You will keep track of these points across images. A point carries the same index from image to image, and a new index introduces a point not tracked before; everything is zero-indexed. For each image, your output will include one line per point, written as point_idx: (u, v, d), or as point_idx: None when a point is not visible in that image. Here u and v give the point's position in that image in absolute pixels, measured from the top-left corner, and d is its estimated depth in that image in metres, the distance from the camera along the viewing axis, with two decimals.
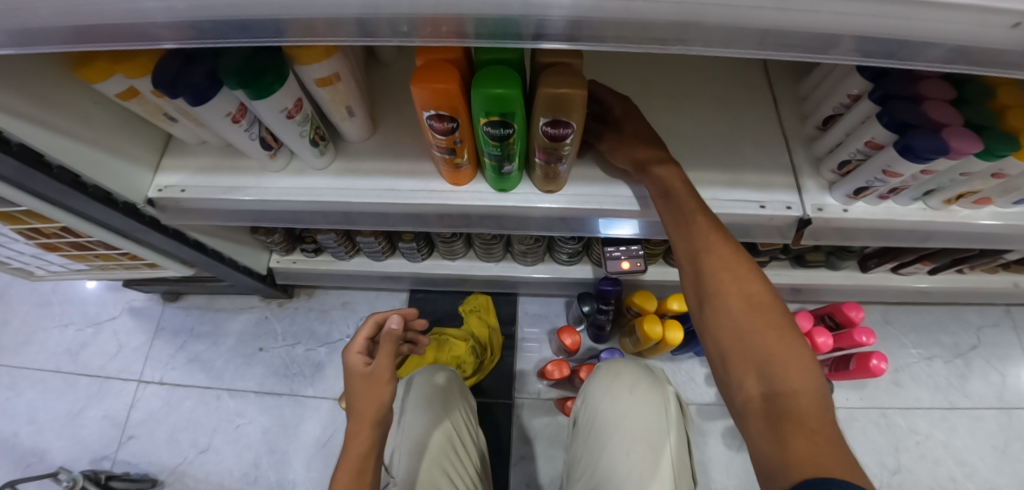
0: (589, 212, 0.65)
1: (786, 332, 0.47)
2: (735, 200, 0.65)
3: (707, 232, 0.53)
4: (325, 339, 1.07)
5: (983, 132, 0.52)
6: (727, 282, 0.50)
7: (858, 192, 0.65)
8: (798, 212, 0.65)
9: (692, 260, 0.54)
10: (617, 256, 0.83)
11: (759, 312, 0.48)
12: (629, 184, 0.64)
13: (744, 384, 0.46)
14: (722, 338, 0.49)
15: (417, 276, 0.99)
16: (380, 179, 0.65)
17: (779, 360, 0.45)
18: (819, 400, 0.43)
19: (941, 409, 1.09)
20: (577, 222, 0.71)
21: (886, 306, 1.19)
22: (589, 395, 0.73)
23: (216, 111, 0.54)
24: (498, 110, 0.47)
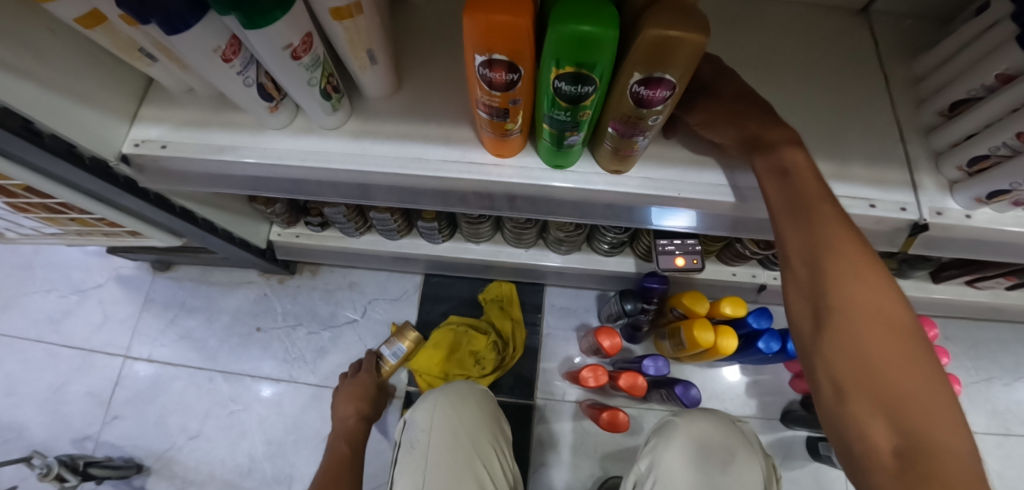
0: (659, 200, 0.53)
1: (933, 372, 0.36)
2: (842, 197, 0.53)
3: (836, 230, 0.41)
4: (329, 322, 0.97)
5: None
6: (858, 294, 0.38)
7: (993, 196, 0.53)
8: (917, 215, 0.53)
9: (808, 261, 0.42)
10: (672, 250, 0.72)
11: (898, 338, 0.37)
12: (717, 169, 0.52)
13: (869, 432, 0.36)
14: (840, 367, 0.38)
15: (435, 259, 0.88)
16: (405, 145, 0.53)
17: (918, 403, 0.34)
18: (972, 466, 0.32)
19: (998, 436, 1.00)
20: (635, 212, 0.60)
21: (946, 319, 1.08)
22: (658, 456, 0.63)
23: (199, 46, 0.42)
24: (577, 58, 0.35)
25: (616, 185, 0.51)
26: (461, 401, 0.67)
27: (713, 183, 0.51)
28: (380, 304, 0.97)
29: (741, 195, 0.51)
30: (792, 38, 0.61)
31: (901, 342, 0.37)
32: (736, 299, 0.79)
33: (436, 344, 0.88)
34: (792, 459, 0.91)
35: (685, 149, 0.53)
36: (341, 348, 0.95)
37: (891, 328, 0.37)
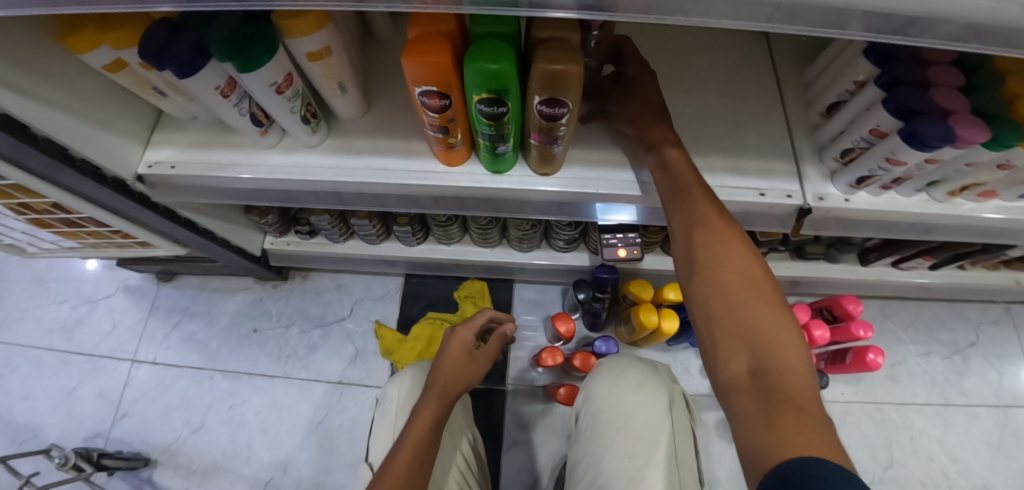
0: (584, 196, 0.63)
1: (778, 313, 0.46)
2: (736, 187, 0.63)
3: (716, 229, 0.51)
4: (319, 321, 1.06)
5: (991, 120, 0.50)
6: (742, 266, 0.49)
7: (860, 181, 0.62)
8: (799, 201, 0.63)
9: (686, 234, 0.53)
10: (614, 243, 0.80)
11: (751, 287, 0.48)
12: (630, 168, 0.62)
13: (732, 361, 0.46)
14: (714, 310, 0.48)
15: (412, 260, 0.98)
16: (371, 158, 0.64)
17: (770, 335, 0.45)
18: (806, 378, 0.43)
19: (936, 406, 1.08)
20: (572, 208, 0.68)
21: (885, 301, 1.17)
22: (590, 393, 0.74)
23: (204, 84, 0.53)
24: (493, 87, 0.46)
25: (545, 184, 0.62)
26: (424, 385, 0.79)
27: (628, 180, 0.62)
28: (365, 304, 1.07)
29: (648, 188, 0.61)
30: (702, 53, 0.72)
31: (773, 305, 0.47)
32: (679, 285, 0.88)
33: (417, 337, 0.96)
34: None
35: (603, 153, 0.64)
36: (331, 344, 1.04)
37: (767, 300, 0.47)
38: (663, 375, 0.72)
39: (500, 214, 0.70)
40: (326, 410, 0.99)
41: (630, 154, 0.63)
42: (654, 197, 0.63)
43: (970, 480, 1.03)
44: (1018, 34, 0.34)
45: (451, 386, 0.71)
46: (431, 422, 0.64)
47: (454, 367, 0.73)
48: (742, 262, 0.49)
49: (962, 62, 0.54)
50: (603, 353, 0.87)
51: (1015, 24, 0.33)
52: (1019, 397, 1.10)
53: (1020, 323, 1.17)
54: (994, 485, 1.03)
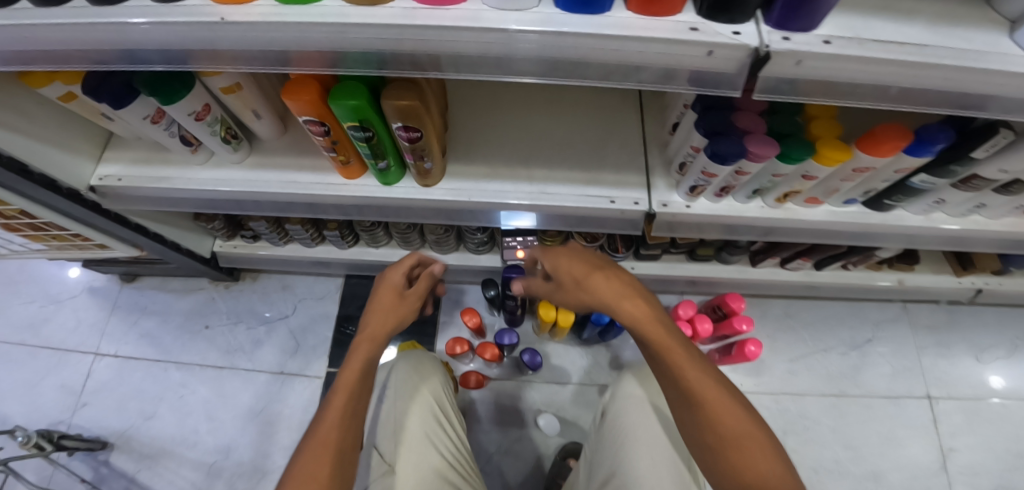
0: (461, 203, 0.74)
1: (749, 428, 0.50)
2: (590, 196, 0.73)
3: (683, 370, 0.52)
4: (265, 318, 1.15)
5: (790, 139, 0.63)
6: (685, 369, 0.52)
7: (693, 189, 0.72)
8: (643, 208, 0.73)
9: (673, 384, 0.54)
10: (513, 245, 0.91)
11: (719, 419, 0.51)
12: (498, 180, 0.73)
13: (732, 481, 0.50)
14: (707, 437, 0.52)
15: (346, 262, 1.08)
16: (284, 172, 0.76)
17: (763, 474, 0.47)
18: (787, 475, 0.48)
19: (833, 397, 1.19)
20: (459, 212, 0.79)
21: (789, 300, 1.28)
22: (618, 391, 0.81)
23: (136, 114, 0.65)
24: (357, 117, 0.57)
25: (428, 195, 0.73)
26: (418, 364, 0.81)
27: (497, 190, 0.72)
28: (308, 303, 1.15)
29: (515, 197, 0.72)
30: (576, 81, 0.83)
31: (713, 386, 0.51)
32: None
33: None
34: None
35: (478, 167, 0.74)
36: (274, 340, 1.13)
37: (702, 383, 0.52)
38: None
39: (401, 219, 0.80)
40: (267, 399, 1.08)
41: (500, 168, 0.74)
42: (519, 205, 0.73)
43: (861, 466, 1.12)
44: (725, 77, 0.45)
45: (381, 341, 0.63)
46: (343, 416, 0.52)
47: (367, 341, 0.62)
48: (651, 327, 0.55)
49: (773, 91, 0.68)
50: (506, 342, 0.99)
51: (717, 70, 0.45)
52: (910, 389, 1.21)
53: (914, 320, 1.28)
54: (884, 471, 1.12)
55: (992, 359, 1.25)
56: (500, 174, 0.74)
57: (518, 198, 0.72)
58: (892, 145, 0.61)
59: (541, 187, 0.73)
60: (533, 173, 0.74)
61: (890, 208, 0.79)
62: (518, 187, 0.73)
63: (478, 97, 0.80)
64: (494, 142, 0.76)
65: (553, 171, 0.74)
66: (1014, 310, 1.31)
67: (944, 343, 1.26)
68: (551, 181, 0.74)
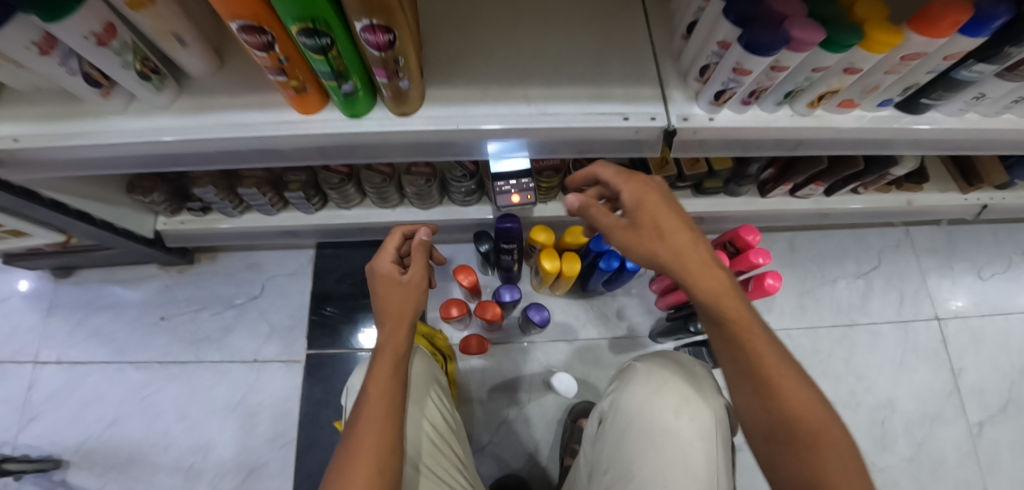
0: (447, 133, 0.61)
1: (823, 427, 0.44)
2: (599, 113, 0.60)
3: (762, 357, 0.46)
4: (231, 302, 1.00)
5: (832, 22, 0.51)
6: (758, 348, 0.46)
7: (718, 97, 0.60)
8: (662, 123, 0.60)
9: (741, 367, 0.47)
10: (506, 190, 0.78)
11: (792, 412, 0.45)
12: (488, 103, 0.60)
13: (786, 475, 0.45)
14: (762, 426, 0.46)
15: (316, 229, 0.94)
16: (226, 114, 0.62)
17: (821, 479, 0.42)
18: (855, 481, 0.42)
19: (842, 328, 1.04)
20: (445, 147, 0.67)
21: (793, 231, 1.10)
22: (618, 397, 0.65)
23: (14, 40, 0.48)
24: (305, 15, 0.43)
25: (407, 125, 0.60)
26: None
27: (488, 114, 0.60)
28: (276, 281, 1.01)
29: (511, 121, 0.60)
30: None
31: (792, 380, 0.45)
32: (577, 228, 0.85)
33: None
34: None
35: (463, 90, 0.61)
36: (244, 325, 0.99)
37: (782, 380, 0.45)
38: (702, 383, 0.62)
39: (377, 158, 0.68)
40: (242, 391, 0.95)
41: (489, 89, 0.61)
42: (516, 130, 0.61)
43: (875, 395, 1.00)
44: None
45: (407, 329, 0.54)
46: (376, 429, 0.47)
47: (393, 333, 0.52)
48: (730, 304, 0.47)
49: None
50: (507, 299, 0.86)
51: None
52: (919, 312, 1.06)
53: (918, 244, 1.11)
54: (901, 402, 1.00)
55: (993, 276, 1.09)
56: (490, 96, 0.61)
57: (515, 122, 0.60)
58: (952, 21, 0.49)
59: (541, 107, 0.61)
60: (530, 91, 0.61)
61: (927, 108, 0.70)
62: (513, 109, 0.60)
63: (451, 8, 0.66)
64: (481, 59, 0.63)
65: (553, 89, 0.62)
66: (1014, 224, 1.14)
67: (947, 264, 1.10)
68: (551, 100, 0.61)
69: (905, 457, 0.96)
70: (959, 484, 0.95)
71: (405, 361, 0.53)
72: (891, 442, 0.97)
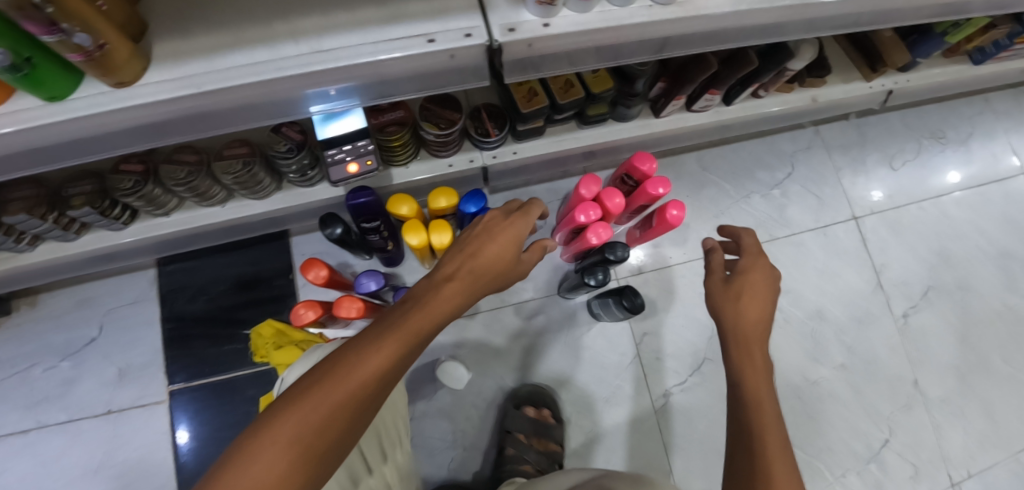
0: (198, 101, 0.44)
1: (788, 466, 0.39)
2: (396, 39, 0.44)
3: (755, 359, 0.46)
4: (67, 350, 0.84)
5: None
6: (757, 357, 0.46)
7: None
8: (480, 40, 0.44)
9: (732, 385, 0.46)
10: (339, 159, 0.63)
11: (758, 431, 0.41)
12: (240, 52, 0.44)
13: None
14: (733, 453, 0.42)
15: (139, 247, 0.76)
16: None
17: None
18: None
19: (763, 244, 0.96)
20: (217, 118, 0.48)
21: (700, 149, 1.00)
22: None
23: None
24: None
25: (129, 101, 0.41)
26: None
27: (245, 64, 0.43)
28: (118, 313, 0.84)
29: (275, 69, 0.42)
30: None
31: (780, 437, 0.41)
32: (448, 189, 0.71)
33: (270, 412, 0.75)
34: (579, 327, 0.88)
35: (208, 37, 0.44)
36: (89, 374, 0.83)
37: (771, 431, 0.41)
38: None
39: (131, 148, 0.50)
40: (101, 450, 0.81)
41: (244, 29, 0.44)
42: (289, 79, 0.44)
43: (802, 307, 0.94)
44: None
45: (449, 310, 0.44)
46: (363, 396, 0.35)
47: (410, 335, 0.39)
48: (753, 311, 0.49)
49: None
50: (374, 289, 0.67)
51: None
52: (837, 214, 1.00)
53: (830, 144, 1.03)
54: (827, 308, 0.95)
55: (904, 165, 1.04)
56: (241, 41, 0.44)
57: (282, 69, 0.43)
58: None
59: (315, 43, 0.44)
60: (301, 24, 0.45)
61: None
62: (277, 52, 0.43)
63: None
64: None
65: (330, 17, 0.45)
66: (920, 107, 1.08)
67: (859, 159, 1.03)
68: (328, 32, 0.44)
69: (836, 364, 0.92)
70: (894, 379, 0.93)
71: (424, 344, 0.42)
72: (822, 354, 0.92)
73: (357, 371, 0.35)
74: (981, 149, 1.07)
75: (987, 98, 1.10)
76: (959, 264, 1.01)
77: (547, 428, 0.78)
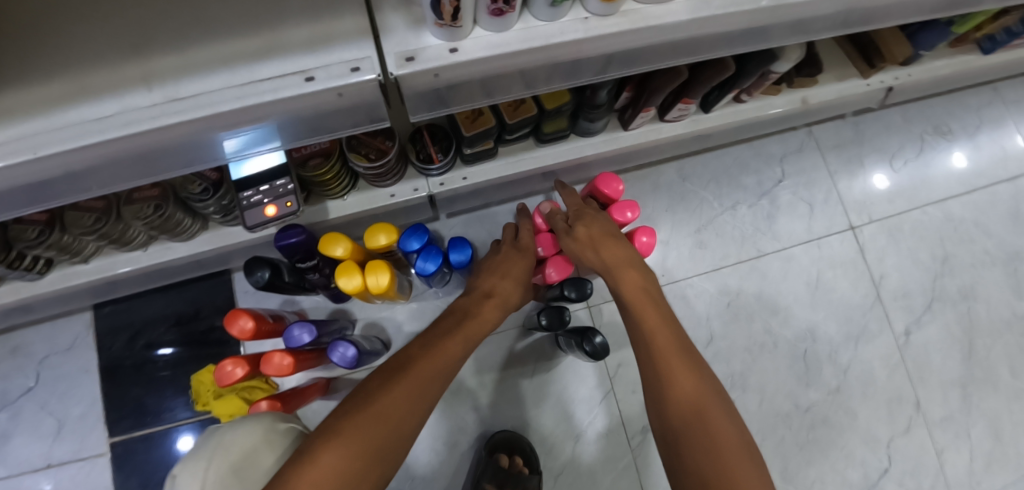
0: (39, 165, 0.36)
1: (675, 356, 0.46)
2: (266, 79, 0.37)
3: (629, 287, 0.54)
4: (3, 401, 0.79)
5: None
6: (628, 285, 0.54)
7: (441, 13, 0.35)
8: (368, 74, 0.37)
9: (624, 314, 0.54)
10: (255, 203, 0.56)
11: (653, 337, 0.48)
12: (82, 104, 0.36)
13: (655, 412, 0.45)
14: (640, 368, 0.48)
15: (62, 295, 0.71)
16: None
17: (682, 399, 0.43)
18: (704, 402, 0.42)
19: (749, 261, 0.88)
20: (80, 178, 0.41)
21: (679, 158, 0.92)
22: None
23: None
24: None
25: None
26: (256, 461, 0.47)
27: (88, 119, 0.36)
28: (55, 361, 0.80)
29: (121, 125, 0.35)
30: None
31: (671, 344, 0.48)
32: (388, 224, 0.64)
33: None
34: (548, 359, 0.82)
35: (40, 86, 0.36)
36: (26, 425, 0.78)
37: (703, 394, 0.43)
38: None
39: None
40: None
41: (86, 74, 0.37)
42: (145, 135, 0.36)
43: (793, 327, 0.86)
44: None
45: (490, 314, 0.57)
46: (434, 376, 0.45)
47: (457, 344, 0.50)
48: (615, 255, 0.57)
49: None
50: (308, 340, 0.61)
51: None
52: (832, 223, 0.91)
53: (825, 145, 0.94)
54: (820, 328, 0.87)
55: (906, 164, 0.95)
56: (83, 88, 0.36)
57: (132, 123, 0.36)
58: None
59: (170, 90, 0.37)
60: (153, 65, 0.37)
61: None
62: (127, 103, 0.36)
63: None
64: (66, 24, 0.37)
65: (188, 54, 0.37)
66: (925, 99, 0.98)
67: (855, 159, 0.94)
68: (187, 74, 0.37)
69: (831, 388, 0.85)
70: (893, 401, 0.86)
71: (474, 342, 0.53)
72: (814, 377, 0.85)
73: (425, 364, 0.46)
74: (992, 144, 0.97)
75: (997, 87, 0.99)
76: (964, 271, 0.92)
77: (521, 479, 0.70)
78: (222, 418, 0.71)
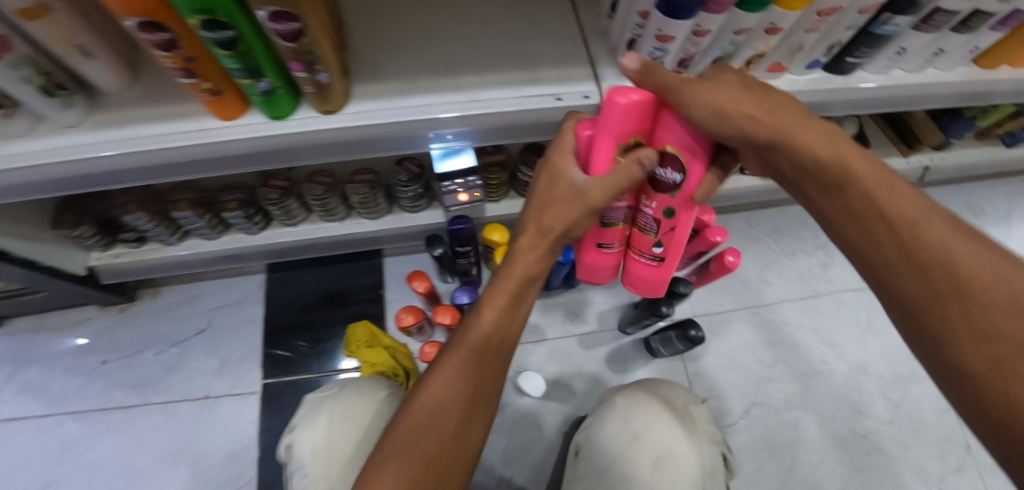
0: (379, 128, 0.59)
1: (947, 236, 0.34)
2: (531, 96, 0.59)
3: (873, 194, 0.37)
4: (177, 338, 0.95)
5: None
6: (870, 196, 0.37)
7: None
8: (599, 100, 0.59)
9: (879, 242, 0.37)
10: (452, 190, 0.77)
11: (914, 243, 0.35)
12: (416, 93, 0.58)
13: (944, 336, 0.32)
14: (909, 291, 0.35)
15: (261, 250, 0.90)
16: (131, 127, 0.58)
17: (947, 269, 0.33)
18: (984, 266, 0.32)
19: (808, 299, 1.03)
20: (382, 144, 0.64)
21: (747, 210, 1.11)
22: None
23: None
24: (199, 7, 0.41)
25: (333, 122, 0.58)
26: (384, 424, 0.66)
27: (417, 105, 0.58)
28: (225, 311, 0.97)
29: (438, 110, 0.58)
30: None
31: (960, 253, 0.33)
32: None
33: None
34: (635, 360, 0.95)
35: (390, 84, 0.59)
36: (191, 360, 0.94)
37: (948, 237, 0.34)
38: None
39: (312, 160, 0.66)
40: (192, 431, 0.89)
41: (417, 80, 0.59)
42: (448, 119, 0.59)
43: (848, 361, 0.98)
44: None
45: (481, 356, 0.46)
46: (439, 405, 0.43)
47: (462, 368, 0.45)
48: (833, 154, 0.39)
49: None
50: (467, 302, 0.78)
51: None
52: None
53: None
54: (872, 365, 0.99)
55: None
56: (416, 86, 0.59)
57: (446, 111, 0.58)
58: None
59: (472, 93, 0.59)
60: (459, 80, 0.59)
61: (853, 68, 0.68)
62: (441, 98, 0.58)
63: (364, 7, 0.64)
64: (406, 53, 0.61)
65: (480, 76, 0.60)
66: (954, 184, 1.17)
67: None
68: (482, 87, 0.59)
69: (884, 419, 0.95)
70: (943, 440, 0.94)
71: (480, 379, 0.45)
72: (868, 406, 0.95)
73: (424, 399, 0.43)
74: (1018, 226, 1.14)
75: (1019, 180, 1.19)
76: None
77: None
78: (364, 365, 0.86)
